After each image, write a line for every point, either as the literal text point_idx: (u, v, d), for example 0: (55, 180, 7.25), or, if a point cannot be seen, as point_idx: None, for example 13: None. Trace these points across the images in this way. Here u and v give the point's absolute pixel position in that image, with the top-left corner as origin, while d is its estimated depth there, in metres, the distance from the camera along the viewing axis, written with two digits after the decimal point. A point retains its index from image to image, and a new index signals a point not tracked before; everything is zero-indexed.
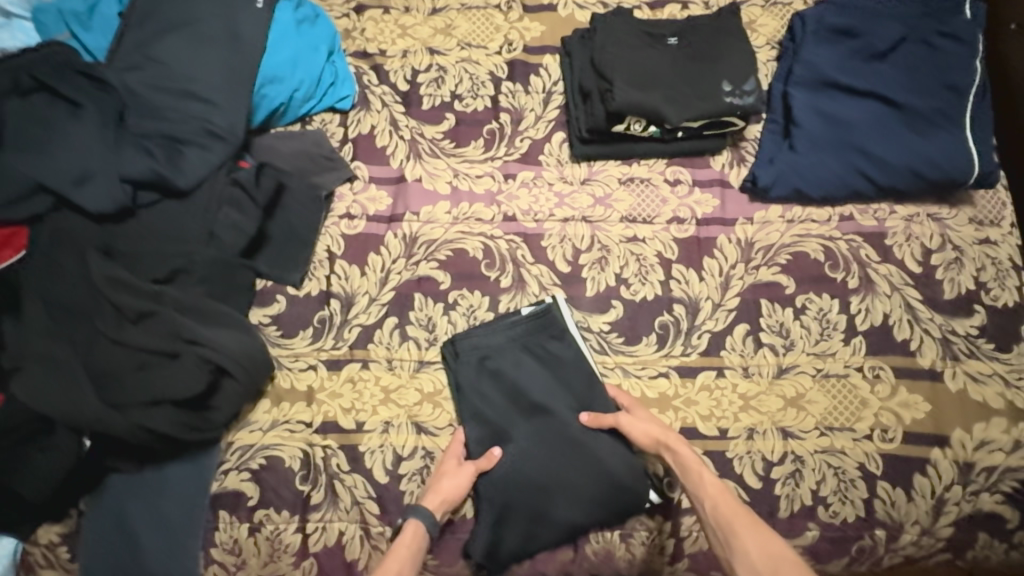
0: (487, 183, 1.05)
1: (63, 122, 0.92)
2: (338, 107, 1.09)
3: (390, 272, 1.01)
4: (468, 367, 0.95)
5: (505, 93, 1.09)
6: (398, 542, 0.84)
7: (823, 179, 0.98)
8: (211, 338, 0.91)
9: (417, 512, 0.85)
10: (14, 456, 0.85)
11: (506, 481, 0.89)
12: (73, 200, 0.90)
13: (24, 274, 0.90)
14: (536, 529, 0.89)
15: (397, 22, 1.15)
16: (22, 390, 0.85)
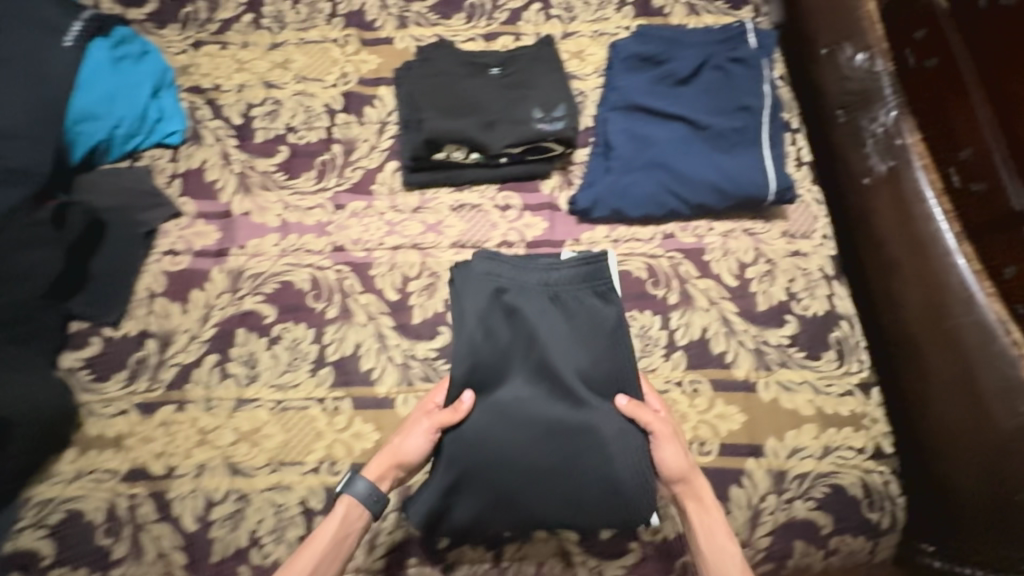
0: (318, 215, 1.05)
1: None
2: (167, 143, 1.08)
3: (213, 308, 0.99)
4: (478, 294, 0.90)
5: (339, 125, 1.10)
6: (330, 517, 0.84)
7: (639, 199, 1.00)
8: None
9: (354, 484, 0.85)
10: None
11: (485, 450, 0.84)
12: None
13: None
14: (499, 513, 0.84)
15: (234, 57, 1.15)
16: None
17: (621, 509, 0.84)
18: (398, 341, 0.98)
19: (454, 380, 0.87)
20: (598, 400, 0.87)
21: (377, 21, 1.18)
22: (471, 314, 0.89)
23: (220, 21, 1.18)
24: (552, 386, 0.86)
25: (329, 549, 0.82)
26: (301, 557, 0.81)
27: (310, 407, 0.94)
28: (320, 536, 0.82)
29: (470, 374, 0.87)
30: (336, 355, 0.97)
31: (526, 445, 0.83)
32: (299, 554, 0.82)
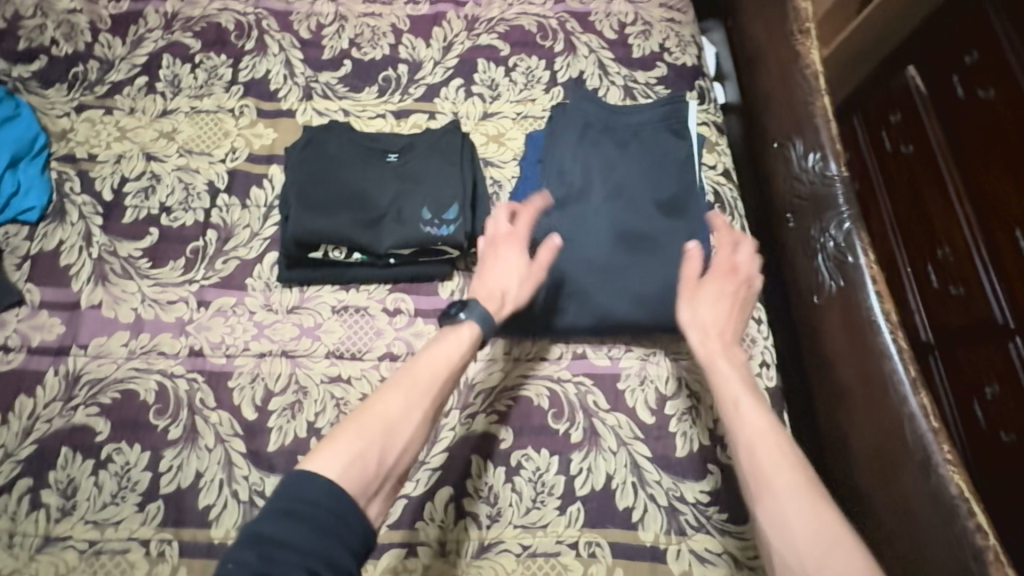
0: (178, 311, 0.92)
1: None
2: (23, 220, 0.97)
3: (37, 419, 0.85)
4: (568, 129, 0.95)
5: (220, 206, 0.98)
6: (440, 335, 0.75)
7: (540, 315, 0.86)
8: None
9: (473, 308, 0.76)
10: None
11: (559, 252, 0.87)
12: None
13: None
14: (568, 306, 0.86)
15: (117, 125, 1.05)
16: None
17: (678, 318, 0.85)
18: (247, 472, 0.83)
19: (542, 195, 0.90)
20: (671, 220, 0.89)
21: (281, 91, 1.07)
22: (555, 134, 0.96)
23: (110, 83, 1.09)
24: (623, 206, 0.88)
25: (443, 367, 0.72)
26: (425, 360, 0.72)
27: (128, 550, 0.79)
28: (435, 352, 0.72)
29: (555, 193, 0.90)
30: (170, 486, 0.82)
31: (599, 251, 0.86)
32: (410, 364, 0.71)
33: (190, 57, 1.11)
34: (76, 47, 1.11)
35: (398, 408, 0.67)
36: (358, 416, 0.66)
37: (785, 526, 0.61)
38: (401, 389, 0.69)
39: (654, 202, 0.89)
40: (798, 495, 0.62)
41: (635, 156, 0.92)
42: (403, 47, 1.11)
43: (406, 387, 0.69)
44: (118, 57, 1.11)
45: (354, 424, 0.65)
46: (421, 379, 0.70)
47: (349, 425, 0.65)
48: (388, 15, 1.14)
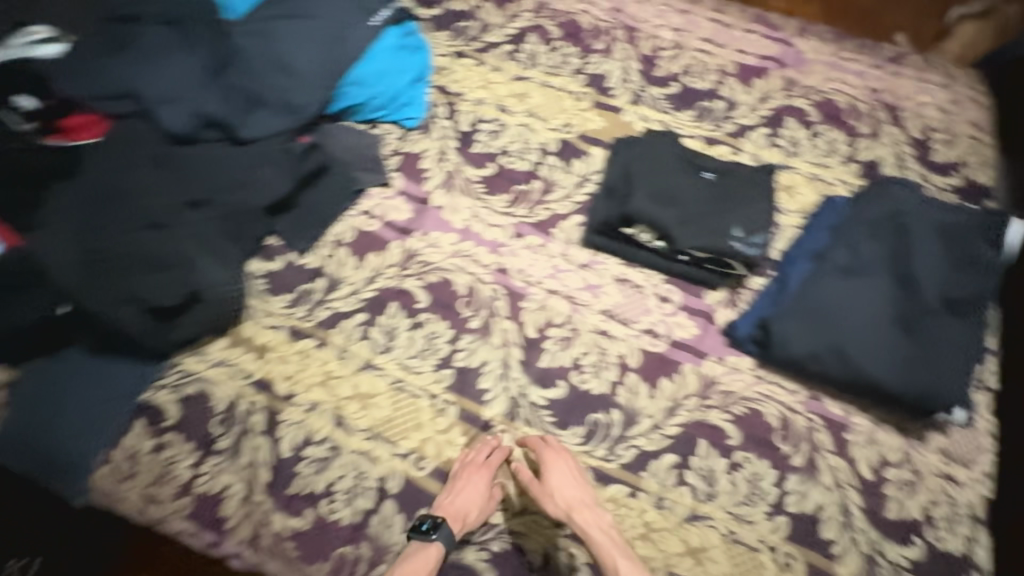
0: (497, 234, 1.13)
1: (176, 55, 1.04)
2: (402, 124, 1.22)
3: (380, 274, 1.09)
4: (877, 208, 1.04)
5: (547, 165, 1.19)
6: (410, 556, 0.85)
7: (805, 348, 0.96)
8: (201, 266, 0.98)
9: (443, 530, 0.86)
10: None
11: (831, 309, 0.97)
12: (150, 112, 0.97)
13: (90, 159, 0.98)
14: (827, 355, 0.96)
15: (483, 76, 1.30)
16: (43, 245, 0.93)
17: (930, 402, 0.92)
18: (519, 375, 1.01)
19: (836, 258, 1.01)
20: (948, 318, 0.96)
21: (615, 89, 1.27)
22: (863, 207, 1.05)
23: (484, 42, 1.34)
24: (907, 291, 0.97)
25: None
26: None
27: (420, 397, 1.00)
28: (406, 568, 0.83)
29: (849, 259, 1.01)
30: (462, 362, 1.02)
31: (871, 323, 0.95)
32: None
33: (549, 40, 1.33)
34: (466, 6, 1.38)
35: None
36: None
37: None
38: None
39: (940, 299, 0.96)
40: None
41: (939, 249, 0.99)
42: (725, 87, 1.27)
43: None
44: (495, 23, 1.36)
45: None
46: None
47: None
48: (719, 56, 1.30)
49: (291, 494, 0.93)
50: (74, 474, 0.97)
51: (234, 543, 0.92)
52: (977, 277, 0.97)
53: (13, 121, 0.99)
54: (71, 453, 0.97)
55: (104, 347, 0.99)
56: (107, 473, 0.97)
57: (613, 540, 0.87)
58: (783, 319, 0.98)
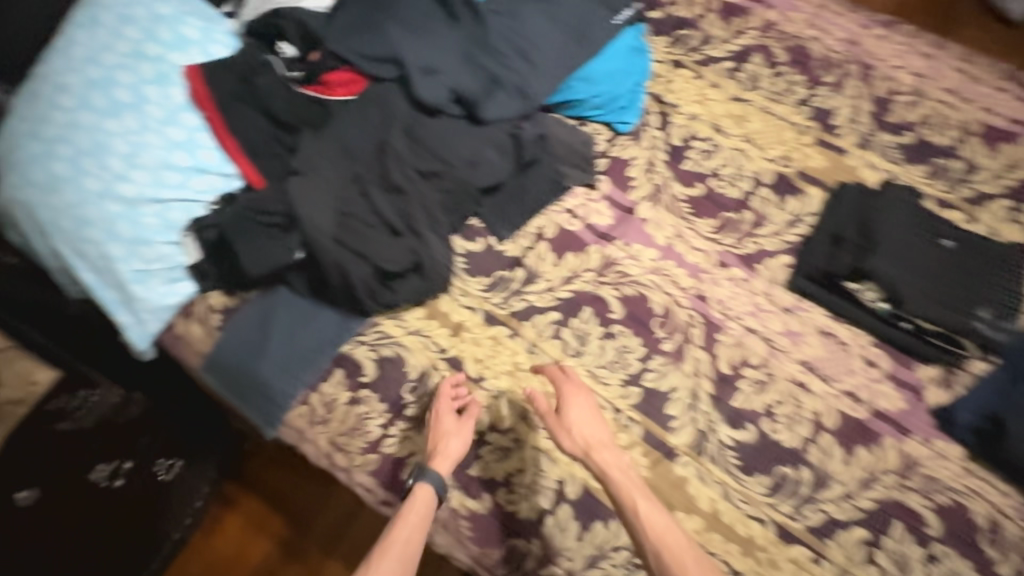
0: (699, 258, 1.09)
1: (440, 27, 1.03)
2: (614, 127, 1.19)
3: (577, 276, 1.09)
4: None
5: (760, 196, 1.14)
6: (410, 500, 0.90)
7: None
8: (429, 241, 0.99)
9: (427, 474, 0.91)
10: (243, 227, 0.99)
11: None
12: (410, 79, 0.99)
13: (342, 114, 1.00)
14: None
15: (700, 90, 1.25)
16: (295, 188, 0.96)
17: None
18: (709, 409, 0.99)
19: None
20: None
21: (841, 128, 1.19)
22: None
23: (704, 55, 1.29)
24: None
25: (419, 522, 0.88)
26: (405, 526, 0.87)
27: (605, 409, 0.99)
28: (411, 517, 0.88)
29: None
30: (651, 383, 1.00)
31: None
32: (396, 528, 0.87)
33: (775, 64, 1.26)
34: (690, 14, 1.32)
35: (400, 557, 0.84)
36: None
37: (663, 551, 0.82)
38: (398, 548, 0.85)
39: None
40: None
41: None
42: (967, 146, 1.15)
43: (396, 539, 0.86)
44: (718, 37, 1.30)
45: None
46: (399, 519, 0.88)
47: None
48: (968, 109, 1.18)
49: (471, 475, 0.96)
50: (273, 406, 1.03)
51: None
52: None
53: (277, 67, 1.03)
54: (274, 387, 1.03)
55: (320, 292, 1.04)
56: (301, 413, 1.02)
57: (621, 474, 0.89)
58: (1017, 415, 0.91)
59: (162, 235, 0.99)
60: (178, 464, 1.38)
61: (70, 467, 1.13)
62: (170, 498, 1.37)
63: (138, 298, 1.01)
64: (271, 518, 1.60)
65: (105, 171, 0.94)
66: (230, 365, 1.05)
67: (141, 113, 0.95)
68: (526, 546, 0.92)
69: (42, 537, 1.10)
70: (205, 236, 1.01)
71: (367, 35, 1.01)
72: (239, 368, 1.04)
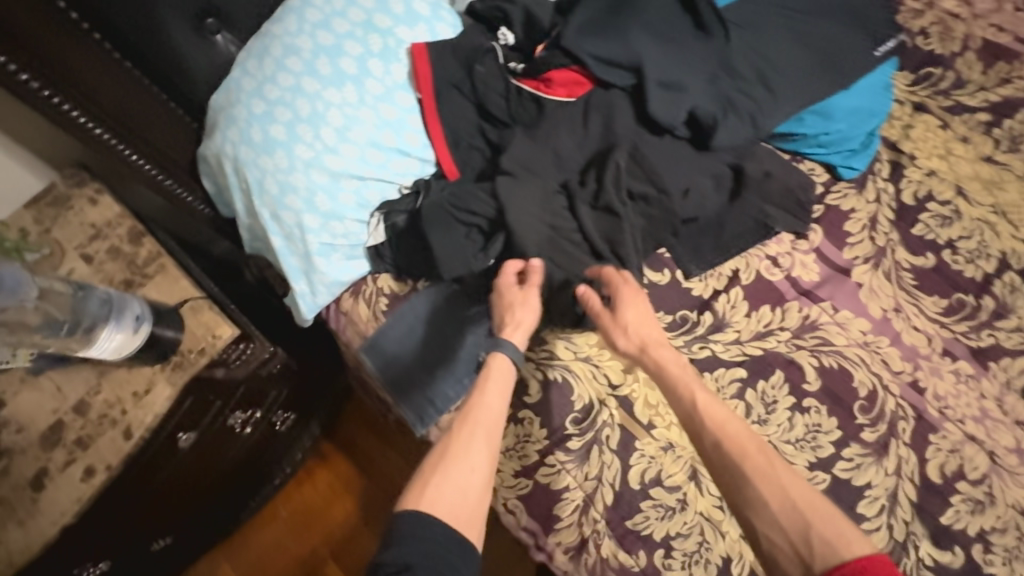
0: (919, 340, 0.95)
1: (687, 37, 0.93)
2: (837, 171, 1.05)
3: (770, 333, 0.98)
4: None
5: (1004, 282, 0.97)
6: (487, 371, 0.83)
7: None
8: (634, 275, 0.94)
9: (501, 343, 0.85)
10: (444, 219, 0.96)
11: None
12: (646, 93, 0.90)
13: (560, 119, 0.94)
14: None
15: (944, 143, 1.08)
16: (505, 191, 0.92)
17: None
18: (910, 519, 0.86)
19: None
20: None
21: None
22: None
23: (954, 101, 1.10)
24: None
25: (501, 389, 0.81)
26: (488, 393, 0.80)
27: None
28: (490, 389, 0.81)
29: None
30: (844, 473, 0.89)
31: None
32: (480, 396, 0.80)
33: None
34: (943, 50, 1.14)
35: (487, 427, 0.78)
36: (460, 454, 0.75)
37: (739, 450, 0.71)
38: (485, 414, 0.78)
39: None
40: (796, 514, 0.67)
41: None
42: None
43: (482, 408, 0.79)
44: (975, 82, 1.11)
45: (465, 452, 0.75)
46: (480, 386, 0.81)
47: (452, 457, 0.75)
48: None
49: (627, 526, 0.89)
50: (428, 404, 1.00)
51: (554, 544, 0.91)
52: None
53: (497, 54, 0.97)
54: (434, 385, 1.00)
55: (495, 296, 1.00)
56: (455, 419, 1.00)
57: (679, 371, 0.79)
58: None
59: (355, 213, 0.98)
60: (291, 417, 1.41)
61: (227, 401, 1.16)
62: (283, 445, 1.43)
63: (318, 271, 1.00)
64: (358, 486, 1.60)
65: (317, 141, 0.92)
66: (390, 353, 1.03)
67: (360, 86, 0.92)
68: None
69: (195, 462, 1.15)
70: (394, 221, 0.99)
71: (608, 34, 0.91)
72: (399, 359, 1.02)
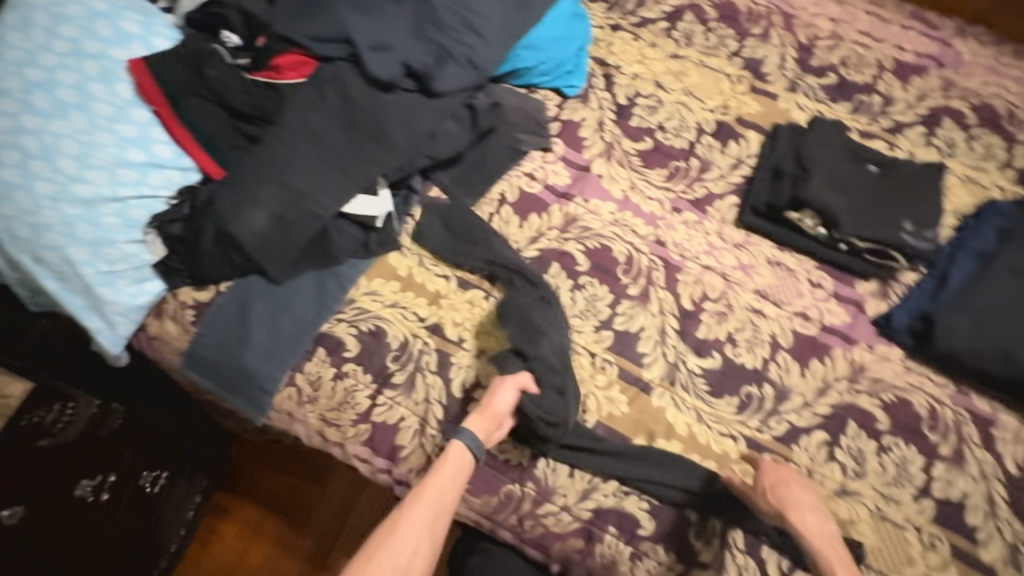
0: (654, 207, 1.16)
1: (388, 5, 1.06)
2: (563, 92, 1.25)
3: (541, 235, 1.14)
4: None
5: (704, 144, 1.21)
6: (445, 458, 0.94)
7: (974, 342, 0.98)
8: (493, 242, 1.11)
9: (461, 431, 0.94)
10: (222, 209, 1.01)
11: (1001, 310, 0.99)
12: (362, 59, 1.02)
13: (294, 98, 1.02)
14: (993, 355, 0.97)
15: (640, 51, 1.31)
16: (269, 172, 1.02)
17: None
18: (676, 342, 1.06)
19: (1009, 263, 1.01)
20: None
21: (771, 75, 1.28)
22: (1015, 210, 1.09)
23: (640, 17, 1.35)
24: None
25: (453, 470, 0.93)
26: (442, 478, 0.92)
27: (581, 353, 1.05)
28: (445, 471, 0.92)
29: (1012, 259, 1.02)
30: (621, 326, 1.07)
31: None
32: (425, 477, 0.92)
33: (705, 20, 1.33)
34: None
35: (428, 500, 0.90)
36: (400, 529, 0.88)
37: None
38: (434, 497, 0.91)
39: None
40: None
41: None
42: (882, 82, 1.27)
43: (424, 487, 0.91)
44: None
45: (403, 527, 0.88)
46: (452, 483, 0.92)
47: (401, 520, 0.89)
48: (879, 49, 1.30)
49: (461, 430, 1.00)
50: (259, 392, 1.04)
51: (406, 471, 1.00)
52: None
53: (222, 54, 1.03)
54: (257, 373, 1.04)
55: (294, 268, 1.06)
56: (289, 395, 1.04)
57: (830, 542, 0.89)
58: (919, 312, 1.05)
59: (125, 235, 0.99)
60: (164, 476, 1.30)
61: (60, 472, 1.06)
62: (165, 510, 1.33)
63: (106, 301, 1.00)
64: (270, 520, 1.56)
65: (57, 174, 0.94)
66: (209, 359, 1.05)
67: (88, 112, 0.95)
68: (521, 489, 0.97)
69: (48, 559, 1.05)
70: (169, 231, 1.02)
71: (315, 16, 1.03)
72: (220, 361, 1.05)
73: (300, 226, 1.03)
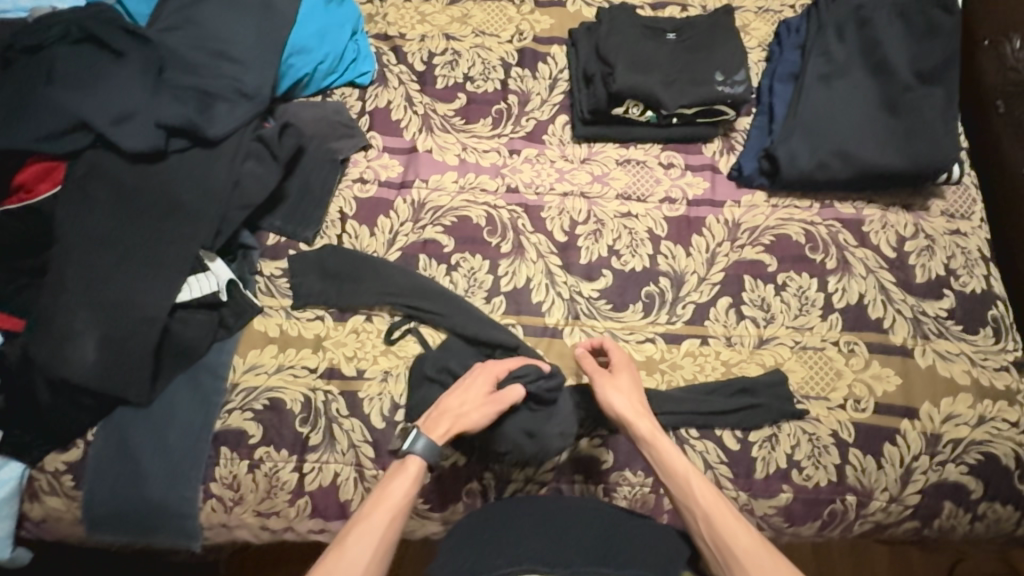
0: (493, 158, 1.12)
1: (109, 68, 0.98)
2: (358, 82, 1.16)
3: (397, 234, 1.07)
4: (831, 12, 1.12)
5: (515, 77, 1.17)
6: (396, 481, 0.84)
7: (816, 154, 1.04)
8: (368, 266, 1.04)
9: (417, 442, 0.86)
10: (35, 357, 0.90)
11: (821, 120, 1.06)
12: (110, 138, 0.95)
13: (58, 208, 0.94)
14: (831, 160, 1.04)
15: (418, 10, 1.23)
16: (67, 295, 0.91)
17: (929, 167, 1.02)
18: (565, 278, 1.05)
19: (814, 75, 1.08)
20: (918, 88, 1.06)
21: None
22: (805, 21, 1.14)
23: None
24: (882, 77, 1.07)
25: (404, 503, 0.83)
26: (390, 505, 0.82)
27: None
28: (392, 498, 0.82)
29: (815, 70, 1.09)
30: (509, 286, 1.04)
31: (860, 116, 1.06)
32: (369, 514, 0.81)
33: None
34: None
35: (371, 544, 0.79)
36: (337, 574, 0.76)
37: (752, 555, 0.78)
38: (380, 535, 0.80)
39: (913, 74, 1.06)
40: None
41: (902, 31, 1.09)
42: None
43: (369, 527, 0.80)
44: None
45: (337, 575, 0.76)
46: (395, 512, 0.81)
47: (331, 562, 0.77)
48: None
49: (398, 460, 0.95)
50: (180, 519, 0.95)
51: None
52: (944, 41, 1.06)
53: None
54: (168, 502, 0.94)
55: (156, 383, 0.96)
56: (213, 507, 0.95)
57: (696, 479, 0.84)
58: (762, 150, 1.08)
59: None
60: None
61: None
62: None
63: None
64: None
65: None
66: (111, 513, 0.94)
67: None
68: (480, 484, 0.95)
69: None
70: None
71: (33, 114, 0.94)
72: (123, 509, 0.94)
73: (133, 335, 0.93)
